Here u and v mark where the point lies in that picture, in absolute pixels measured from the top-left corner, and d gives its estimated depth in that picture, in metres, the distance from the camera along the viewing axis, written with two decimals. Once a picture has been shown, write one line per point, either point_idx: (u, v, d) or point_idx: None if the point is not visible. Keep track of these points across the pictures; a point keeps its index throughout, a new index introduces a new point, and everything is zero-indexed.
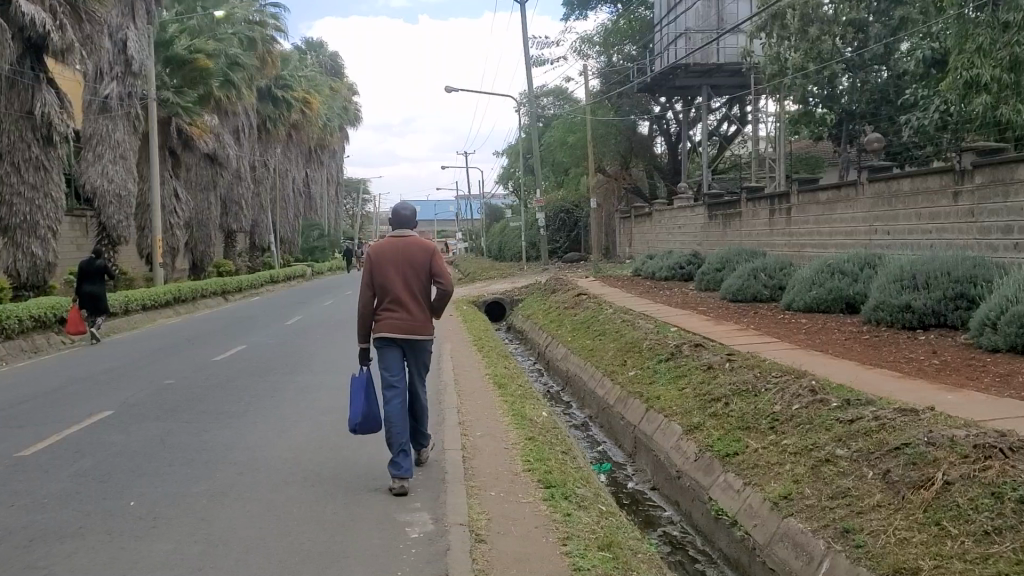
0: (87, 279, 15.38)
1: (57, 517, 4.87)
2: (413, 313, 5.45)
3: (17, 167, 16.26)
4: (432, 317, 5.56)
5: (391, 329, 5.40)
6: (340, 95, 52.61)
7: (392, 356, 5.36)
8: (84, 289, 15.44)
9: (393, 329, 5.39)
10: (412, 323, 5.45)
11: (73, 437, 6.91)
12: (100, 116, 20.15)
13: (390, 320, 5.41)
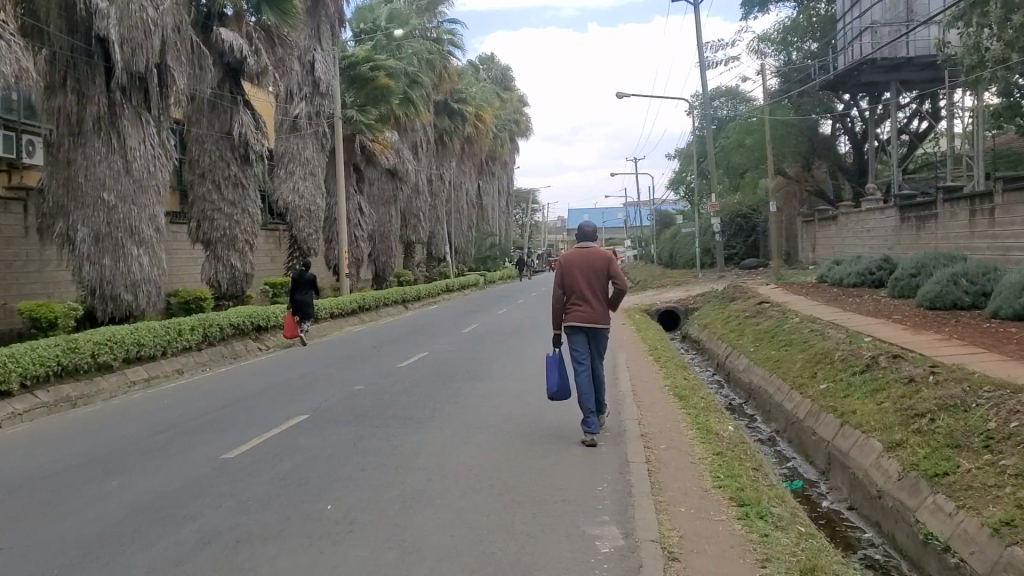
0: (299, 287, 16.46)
1: (262, 519, 5.09)
2: (593, 307, 6.73)
3: (218, 185, 17.35)
4: (610, 308, 6.81)
5: (578, 320, 6.72)
6: (511, 106, 53.34)
7: (577, 340, 6.70)
8: (297, 296, 16.57)
9: (579, 319, 6.70)
10: (593, 314, 6.73)
11: (273, 440, 7.26)
12: (290, 135, 21.22)
13: (577, 313, 6.72)
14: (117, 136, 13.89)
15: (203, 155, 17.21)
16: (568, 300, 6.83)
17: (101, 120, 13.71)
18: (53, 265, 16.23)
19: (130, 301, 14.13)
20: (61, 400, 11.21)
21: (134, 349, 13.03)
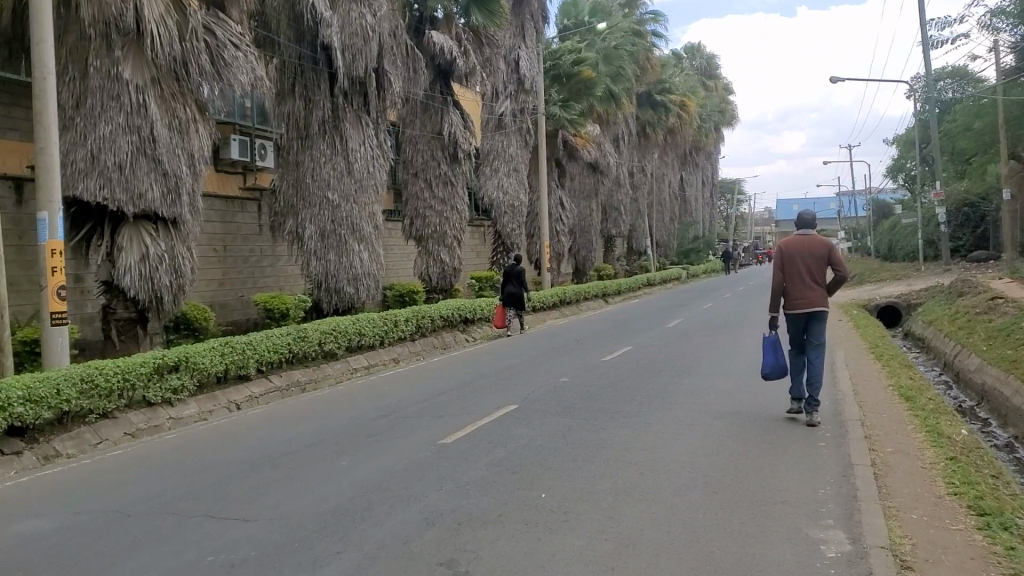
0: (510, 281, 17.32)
1: (480, 504, 5.27)
2: (814, 293, 6.98)
3: (429, 183, 18.05)
4: (831, 293, 7.01)
5: (799, 306, 7.00)
6: (715, 96, 52.09)
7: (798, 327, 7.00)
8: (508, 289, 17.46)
9: (799, 305, 6.98)
10: (814, 300, 6.97)
11: (486, 428, 7.49)
12: (495, 132, 21.70)
13: (797, 299, 7.00)
14: (339, 139, 14.74)
15: (417, 155, 17.98)
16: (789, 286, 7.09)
17: (326, 124, 14.62)
18: (284, 260, 17.45)
19: (352, 294, 14.94)
20: (292, 385, 12.06)
21: (355, 339, 13.79)
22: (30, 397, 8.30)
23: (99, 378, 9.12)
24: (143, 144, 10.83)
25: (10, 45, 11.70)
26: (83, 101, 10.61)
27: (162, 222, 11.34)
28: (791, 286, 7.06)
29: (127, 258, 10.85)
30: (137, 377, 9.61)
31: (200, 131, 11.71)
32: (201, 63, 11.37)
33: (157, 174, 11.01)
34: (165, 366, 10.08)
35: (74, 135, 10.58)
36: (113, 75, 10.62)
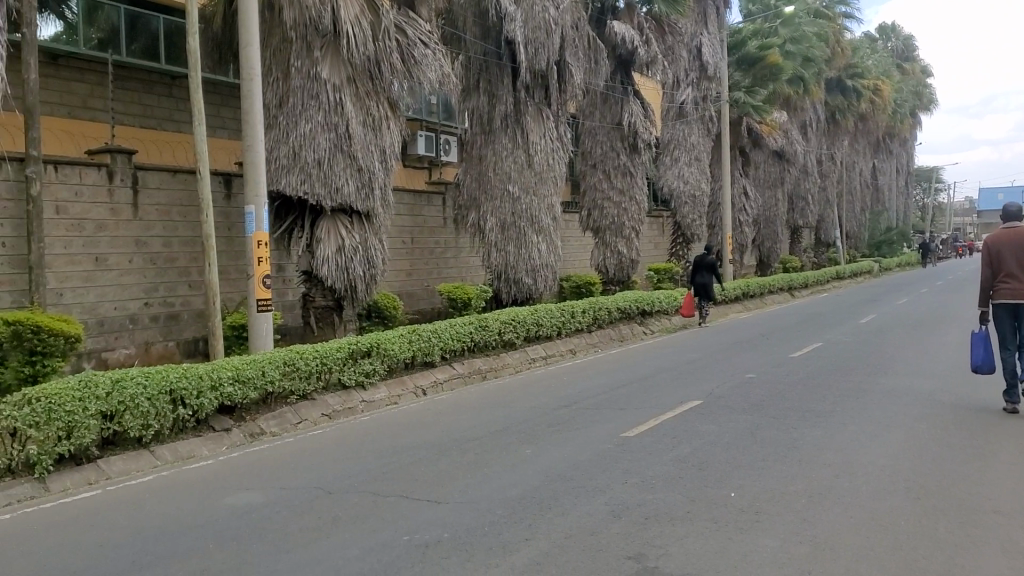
0: (700, 271, 17.42)
1: (668, 499, 5.23)
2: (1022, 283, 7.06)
3: (608, 174, 18.02)
4: None
5: (1007, 295, 7.11)
6: (912, 78, 49.20)
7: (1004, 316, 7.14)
8: (697, 279, 17.57)
9: (1007, 294, 7.09)
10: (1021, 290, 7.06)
11: (670, 422, 7.43)
12: (676, 121, 21.33)
13: (1006, 289, 7.12)
14: (521, 132, 14.96)
15: (596, 146, 18.03)
16: (998, 278, 7.24)
17: (508, 118, 14.86)
18: (467, 252, 17.91)
19: (530, 285, 15.18)
20: (474, 373, 12.37)
21: (534, 329, 13.99)
22: (239, 378, 8.99)
23: (299, 362, 9.73)
24: (340, 141, 11.38)
25: (221, 49, 12.57)
26: (285, 101, 11.28)
27: (356, 215, 11.88)
28: (1001, 278, 7.21)
29: (324, 249, 11.47)
30: (333, 361, 10.15)
31: (392, 128, 12.18)
32: (393, 62, 11.83)
33: (352, 169, 11.53)
34: (357, 352, 10.59)
35: (277, 133, 11.28)
36: (313, 76, 11.21)
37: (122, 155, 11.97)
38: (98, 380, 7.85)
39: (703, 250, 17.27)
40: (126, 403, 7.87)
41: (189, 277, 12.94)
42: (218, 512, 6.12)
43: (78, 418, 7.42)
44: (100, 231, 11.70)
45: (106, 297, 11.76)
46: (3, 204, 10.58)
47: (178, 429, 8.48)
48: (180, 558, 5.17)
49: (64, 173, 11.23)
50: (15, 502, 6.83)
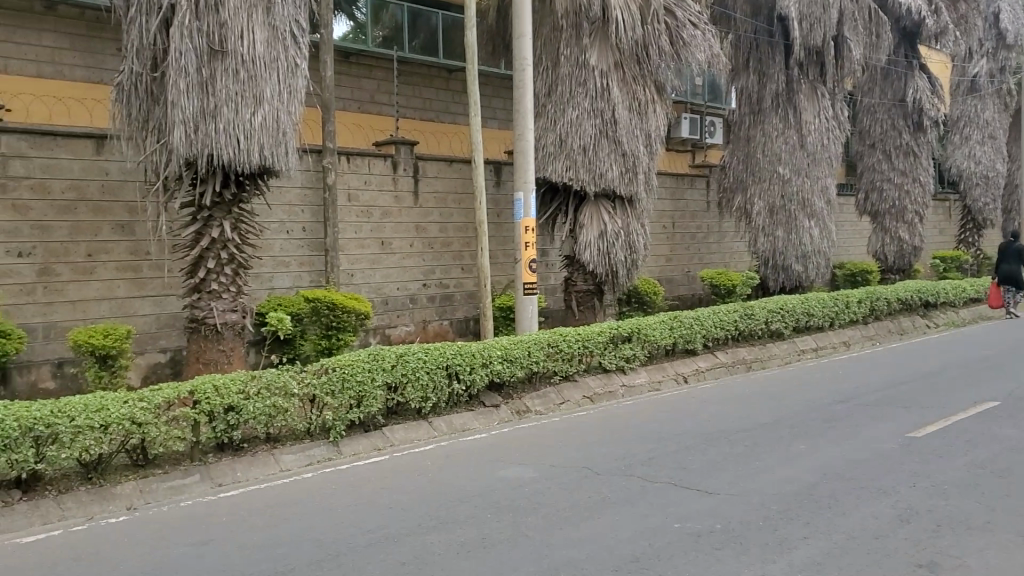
0: (1005, 259, 16.00)
1: (963, 507, 4.90)
2: None
3: (888, 155, 17.03)
4: None
5: None
6: None
7: None
8: (1003, 270, 16.13)
9: None
10: None
11: (962, 422, 6.89)
12: (968, 97, 19.62)
13: None
14: (794, 112, 14.37)
15: (875, 125, 17.08)
16: None
17: (780, 97, 14.32)
18: (731, 236, 17.48)
19: (800, 272, 14.56)
20: (739, 362, 12.06)
21: (803, 320, 13.41)
22: (508, 357, 9.33)
23: (564, 344, 9.94)
24: (606, 127, 11.46)
25: (494, 41, 13.06)
26: (554, 89, 11.57)
27: (620, 200, 11.92)
28: None
29: (588, 234, 11.63)
30: (595, 345, 10.29)
31: (657, 111, 12.10)
32: (660, 44, 11.73)
33: (617, 154, 11.57)
34: (619, 337, 10.67)
35: (546, 121, 11.59)
36: (582, 62, 11.37)
37: (405, 145, 12.71)
38: (385, 353, 8.46)
39: (1006, 235, 15.90)
40: (407, 376, 8.41)
41: (461, 261, 13.60)
42: (493, 484, 6.41)
43: (366, 388, 8.06)
44: (385, 217, 12.54)
45: (390, 279, 12.61)
46: (304, 193, 11.61)
47: (452, 403, 8.94)
48: (461, 525, 5.50)
49: (355, 163, 12.11)
50: (313, 462, 7.59)
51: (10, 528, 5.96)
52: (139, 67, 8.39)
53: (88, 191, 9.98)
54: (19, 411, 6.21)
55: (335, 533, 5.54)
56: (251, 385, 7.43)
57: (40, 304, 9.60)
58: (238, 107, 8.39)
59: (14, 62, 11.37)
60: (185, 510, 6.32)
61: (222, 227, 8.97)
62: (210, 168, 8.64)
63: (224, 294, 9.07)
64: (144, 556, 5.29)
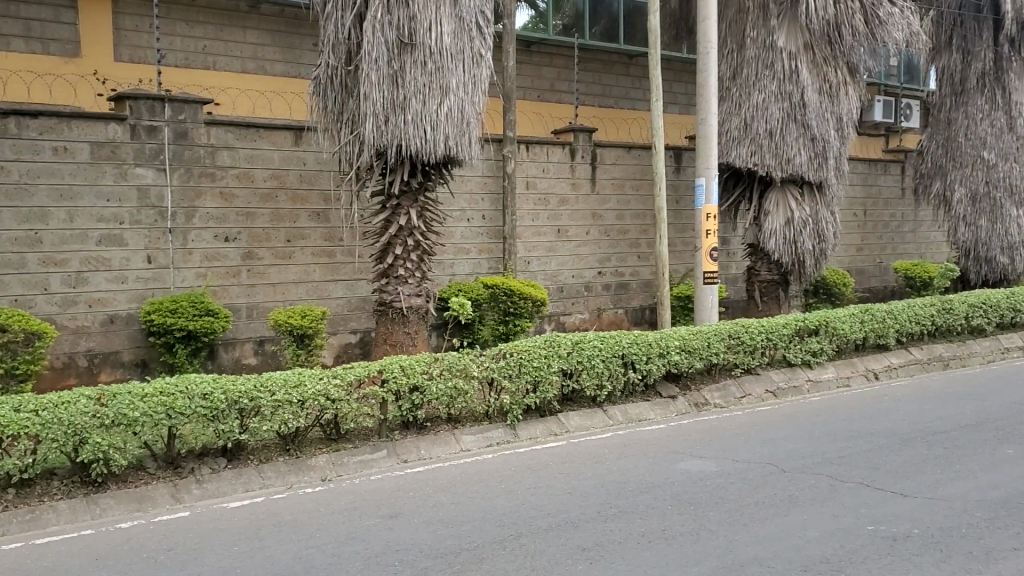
0: None
1: None
2: None
3: None
4: None
5: None
6: None
7: None
8: None
9: None
10: None
11: None
12: None
13: None
14: (1002, 92, 13.35)
15: None
16: None
17: (986, 77, 13.35)
18: (927, 225, 16.51)
19: (1006, 264, 13.56)
20: (935, 360, 11.37)
21: (1008, 316, 12.49)
22: (686, 347, 9.18)
23: (745, 335, 9.68)
24: (794, 110, 11.05)
25: (676, 26, 12.91)
26: (739, 72, 11.29)
27: (808, 187, 11.47)
28: None
29: (773, 222, 11.28)
30: (779, 337, 9.96)
31: (849, 93, 11.54)
32: (854, 23, 11.16)
33: (806, 139, 11.13)
34: (805, 329, 10.27)
35: (730, 105, 11.34)
36: (769, 45, 11.00)
37: (584, 133, 12.71)
38: (561, 339, 8.51)
39: None
40: (583, 363, 8.42)
41: (638, 249, 13.49)
42: (674, 475, 6.33)
43: (543, 373, 8.13)
44: (563, 204, 12.59)
45: (566, 266, 12.68)
46: (485, 181, 11.83)
47: (628, 392, 8.90)
48: (641, 515, 5.47)
49: (535, 151, 12.22)
50: (492, 444, 7.74)
51: (217, 492, 6.42)
52: (334, 61, 8.77)
53: (287, 180, 10.55)
54: (226, 384, 6.66)
55: (516, 515, 5.63)
56: (434, 366, 7.65)
57: (243, 286, 10.27)
58: (426, 98, 8.64)
59: (222, 59, 12.17)
60: (374, 484, 6.61)
61: (409, 214, 9.28)
62: (398, 158, 8.95)
63: (409, 279, 9.38)
64: (337, 527, 5.56)
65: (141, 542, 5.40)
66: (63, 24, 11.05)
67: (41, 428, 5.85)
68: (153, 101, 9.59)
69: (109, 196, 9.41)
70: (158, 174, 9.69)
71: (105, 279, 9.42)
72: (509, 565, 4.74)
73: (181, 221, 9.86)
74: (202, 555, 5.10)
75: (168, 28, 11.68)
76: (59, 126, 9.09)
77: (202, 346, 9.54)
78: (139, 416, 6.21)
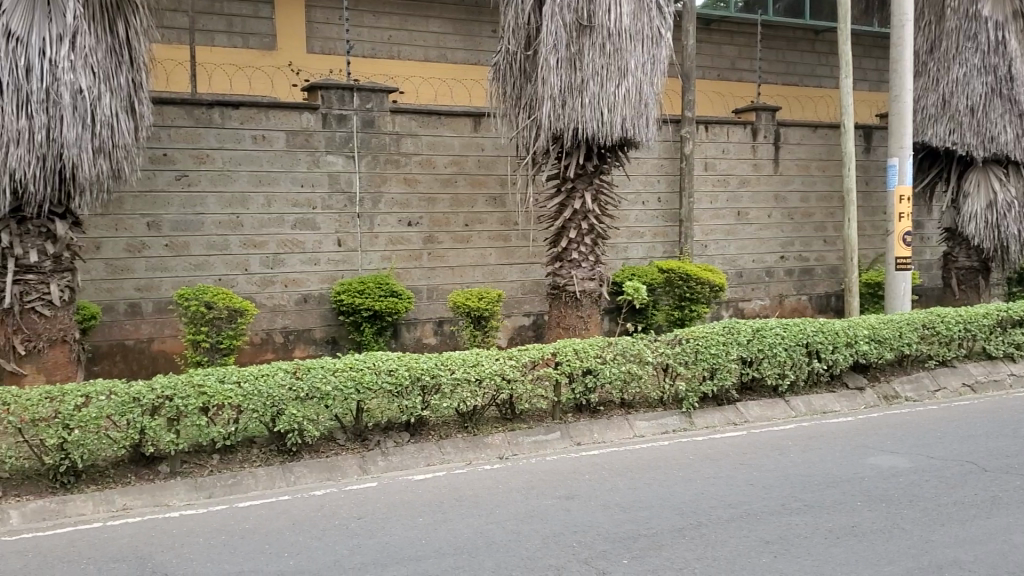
0: None
1: None
2: None
3: None
4: None
5: None
6: None
7: None
8: None
9: None
10: None
11: None
12: None
13: None
14: None
15: None
16: None
17: None
18: None
19: None
20: None
21: None
22: (875, 337, 8.73)
23: (941, 325, 9.10)
24: (1000, 85, 10.27)
25: None
26: (937, 45, 10.56)
27: (1014, 166, 10.64)
28: None
29: (973, 204, 10.56)
30: (979, 328, 9.30)
31: None
32: None
33: (1013, 115, 10.35)
34: (1008, 320, 9.55)
35: (927, 81, 10.65)
36: (973, 14, 10.20)
37: (766, 112, 12.30)
38: (741, 326, 8.29)
39: None
40: (764, 351, 8.17)
41: (824, 233, 12.94)
42: (863, 470, 6.05)
43: (721, 360, 7.95)
44: (743, 186, 12.24)
45: (746, 250, 12.33)
46: (662, 163, 11.66)
47: (812, 382, 8.57)
48: (827, 509, 5.26)
49: (714, 132, 11.94)
50: (668, 431, 7.66)
51: (401, 466, 6.65)
52: (514, 46, 8.85)
53: (467, 165, 10.76)
54: (409, 362, 6.90)
55: (697, 503, 5.54)
56: (608, 351, 7.64)
57: (425, 269, 10.60)
58: (603, 80, 8.59)
59: (406, 48, 12.55)
60: (551, 464, 6.67)
61: (584, 198, 9.26)
62: (575, 141, 8.95)
63: (584, 263, 9.37)
64: (516, 504, 5.66)
65: (334, 509, 5.68)
66: (261, 20, 11.70)
67: (243, 398, 6.26)
68: (343, 90, 10.01)
69: (302, 182, 9.91)
70: (347, 160, 10.11)
71: (299, 261, 9.95)
72: (690, 554, 4.67)
73: (368, 205, 10.26)
74: (389, 525, 5.31)
75: (356, 20, 12.14)
76: (257, 116, 9.64)
77: (386, 325, 9.90)
78: (331, 390, 6.52)
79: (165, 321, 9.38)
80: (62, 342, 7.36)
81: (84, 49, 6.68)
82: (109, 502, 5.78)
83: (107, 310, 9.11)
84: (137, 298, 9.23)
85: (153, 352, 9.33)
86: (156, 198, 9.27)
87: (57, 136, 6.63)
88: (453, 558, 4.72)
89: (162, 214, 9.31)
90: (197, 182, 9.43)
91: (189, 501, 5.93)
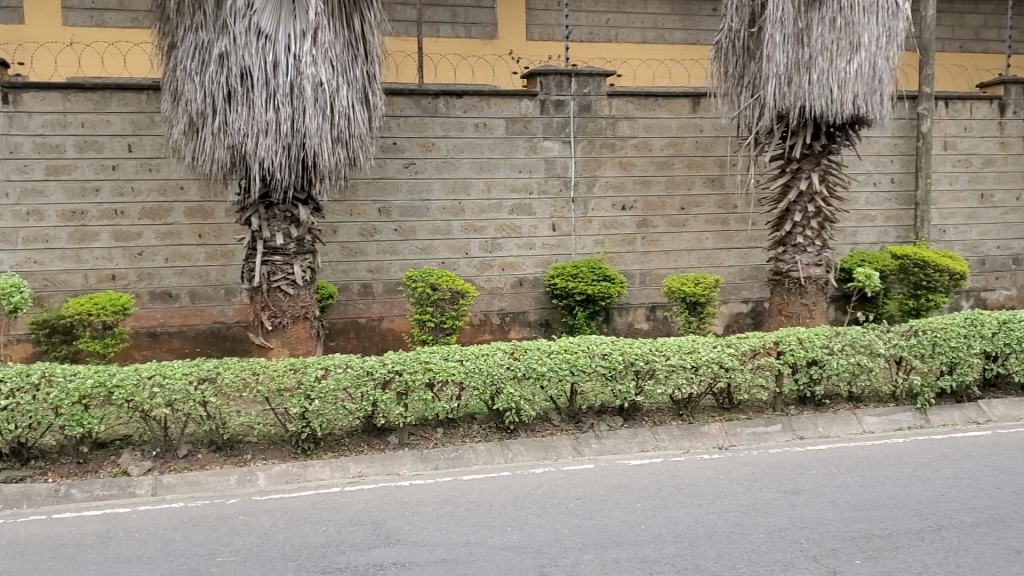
0: None
1: None
2: None
3: None
4: None
5: None
6: None
7: None
8: None
9: None
10: None
11: None
12: None
13: None
14: None
15: None
16: None
17: None
18: None
19: None
20: None
21: None
22: None
23: None
24: None
25: None
26: None
27: None
28: None
29: None
30: None
31: None
32: None
33: None
34: None
35: None
36: None
37: (1017, 86, 11.27)
38: (985, 318, 7.63)
39: None
40: (1011, 345, 7.49)
41: None
42: None
43: (962, 354, 7.37)
44: (988, 166, 11.29)
45: (989, 236, 11.39)
46: (895, 142, 10.96)
47: None
48: None
49: (955, 108, 11.08)
50: (900, 428, 7.20)
51: (615, 449, 6.65)
52: (738, 23, 8.56)
53: (684, 148, 10.57)
54: (624, 346, 6.89)
55: (936, 505, 5.18)
56: (835, 341, 7.28)
57: (638, 253, 10.54)
58: (833, 56, 8.14)
59: (623, 31, 12.48)
60: (774, 457, 6.43)
61: (811, 179, 8.84)
62: (801, 120, 8.58)
63: (809, 248, 8.95)
64: (738, 496, 5.51)
65: (553, 488, 5.76)
66: (483, 9, 11.98)
67: (465, 375, 6.46)
68: (561, 76, 10.08)
69: (521, 167, 10.09)
70: (564, 145, 10.19)
71: (516, 245, 10.17)
72: (929, 558, 4.38)
73: (584, 190, 10.31)
74: (608, 508, 5.33)
75: (575, 5, 12.21)
76: (480, 104, 9.90)
77: (599, 310, 9.92)
78: (547, 370, 6.61)
79: (394, 301, 9.87)
80: (304, 319, 7.89)
81: (324, 44, 7.07)
82: (344, 469, 6.15)
83: (342, 290, 9.69)
84: (368, 280, 9.76)
85: (382, 330, 9.85)
86: (386, 184, 9.73)
87: (300, 127, 7.10)
88: (674, 546, 4.66)
89: (391, 200, 9.76)
90: (424, 169, 9.81)
91: (417, 471, 6.20)
